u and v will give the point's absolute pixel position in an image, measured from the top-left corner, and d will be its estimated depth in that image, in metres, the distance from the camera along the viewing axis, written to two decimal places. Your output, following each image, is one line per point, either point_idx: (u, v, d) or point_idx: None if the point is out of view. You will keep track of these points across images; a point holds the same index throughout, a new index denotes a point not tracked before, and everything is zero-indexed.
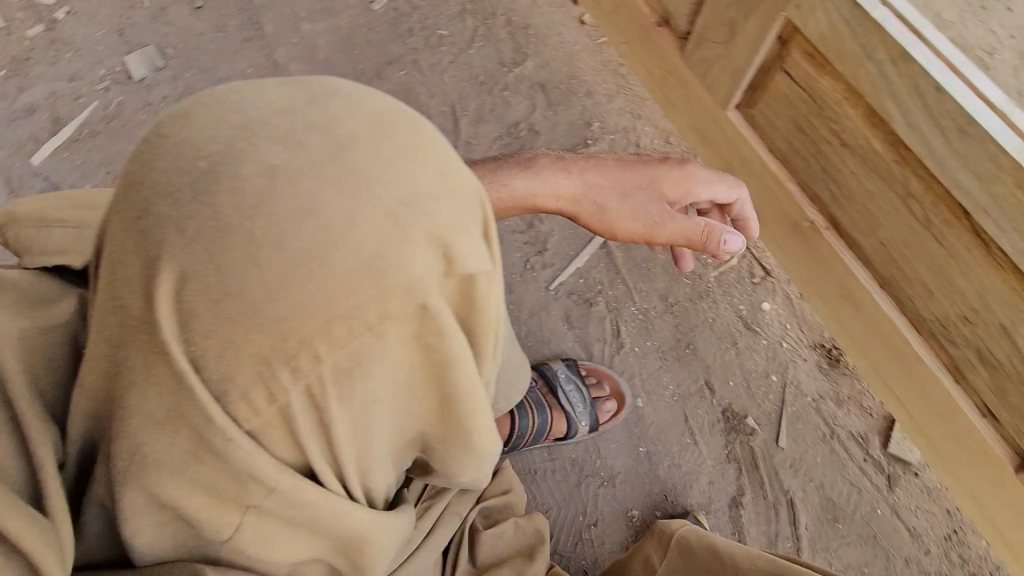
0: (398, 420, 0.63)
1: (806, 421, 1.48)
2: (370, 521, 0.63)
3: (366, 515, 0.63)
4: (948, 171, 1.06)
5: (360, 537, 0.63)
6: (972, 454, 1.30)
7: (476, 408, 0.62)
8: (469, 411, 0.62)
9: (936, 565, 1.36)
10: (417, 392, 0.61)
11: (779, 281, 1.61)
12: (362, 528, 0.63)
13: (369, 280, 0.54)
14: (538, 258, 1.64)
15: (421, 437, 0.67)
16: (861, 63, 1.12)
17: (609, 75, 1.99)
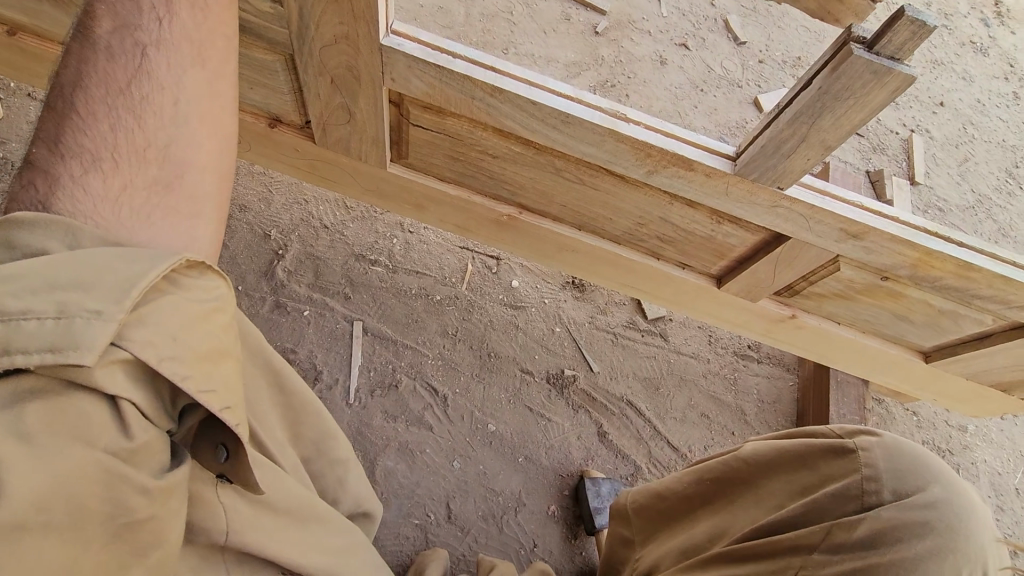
0: (269, 412, 0.87)
1: (597, 341, 1.83)
2: (353, 546, 0.89)
3: (345, 547, 0.87)
4: (586, 153, 1.22)
5: (347, 534, 0.89)
6: (714, 298, 1.61)
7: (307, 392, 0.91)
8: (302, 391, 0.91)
9: (718, 363, 1.88)
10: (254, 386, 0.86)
11: (510, 260, 1.90)
12: (349, 544, 0.88)
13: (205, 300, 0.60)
14: (320, 384, 1.59)
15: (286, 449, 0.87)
16: (469, 102, 1.19)
17: (253, 181, 1.86)
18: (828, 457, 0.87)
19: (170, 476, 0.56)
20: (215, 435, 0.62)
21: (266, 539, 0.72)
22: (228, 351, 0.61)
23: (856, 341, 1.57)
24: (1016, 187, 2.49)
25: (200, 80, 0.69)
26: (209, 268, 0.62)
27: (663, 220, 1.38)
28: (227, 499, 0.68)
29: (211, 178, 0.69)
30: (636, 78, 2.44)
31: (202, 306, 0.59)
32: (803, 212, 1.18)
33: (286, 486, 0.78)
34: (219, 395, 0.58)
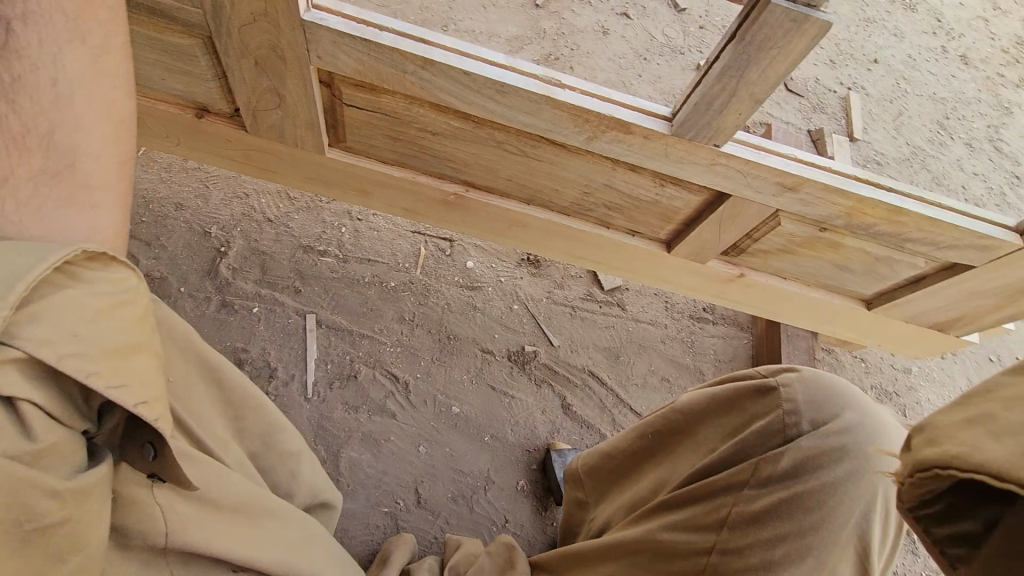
0: (204, 400, 0.88)
1: (555, 315, 1.84)
2: (312, 531, 0.91)
3: (306, 534, 0.88)
4: (525, 124, 1.20)
5: (304, 521, 0.91)
6: (665, 263, 1.63)
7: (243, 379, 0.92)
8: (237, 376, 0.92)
9: (675, 327, 1.92)
10: (183, 375, 0.86)
11: (463, 241, 1.88)
12: (308, 530, 0.90)
13: (111, 295, 0.60)
14: (275, 380, 1.55)
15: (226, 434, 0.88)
16: (401, 77, 1.16)
17: (189, 176, 1.79)
18: (754, 397, 0.89)
19: (87, 478, 0.57)
20: (141, 435, 0.64)
21: (210, 537, 0.72)
22: (141, 345, 0.61)
23: (802, 293, 1.62)
24: (948, 138, 2.57)
25: (83, 61, 0.65)
26: (112, 259, 0.62)
27: (608, 187, 1.38)
28: (163, 497, 0.68)
29: (107, 164, 0.66)
30: (580, 50, 2.42)
31: (109, 300, 0.60)
32: (741, 169, 1.20)
33: (230, 483, 0.77)
34: (133, 390, 0.58)
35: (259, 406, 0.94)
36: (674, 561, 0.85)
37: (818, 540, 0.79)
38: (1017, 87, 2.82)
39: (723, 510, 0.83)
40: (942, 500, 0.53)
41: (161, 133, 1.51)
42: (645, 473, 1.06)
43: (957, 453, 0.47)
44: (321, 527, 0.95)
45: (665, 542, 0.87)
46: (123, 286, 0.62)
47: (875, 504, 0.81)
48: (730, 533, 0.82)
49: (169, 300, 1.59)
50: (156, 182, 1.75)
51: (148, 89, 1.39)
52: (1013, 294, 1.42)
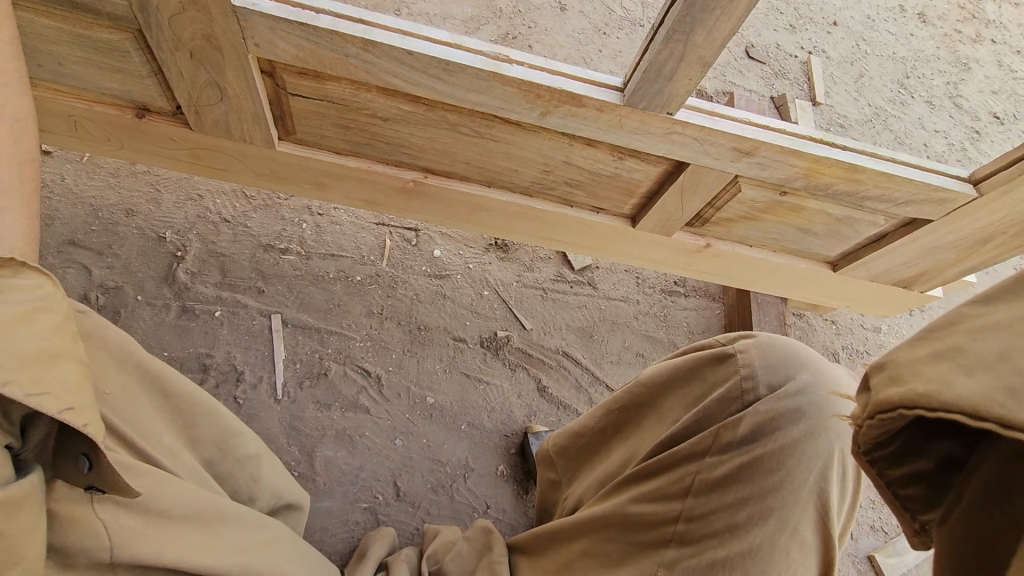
0: (149, 408, 0.86)
1: (526, 298, 1.82)
2: (272, 530, 0.91)
3: (266, 533, 0.89)
4: (476, 103, 1.17)
5: (263, 521, 0.91)
6: (631, 239, 1.62)
7: (187, 383, 0.91)
8: (178, 378, 0.90)
9: (647, 302, 1.92)
10: (120, 380, 0.85)
11: (429, 230, 1.85)
12: (268, 528, 0.90)
13: (26, 303, 0.58)
14: (243, 384, 1.52)
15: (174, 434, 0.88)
16: (345, 61, 1.11)
17: (139, 180, 1.72)
18: (713, 364, 0.89)
19: (20, 488, 0.56)
20: (73, 446, 0.63)
21: (161, 546, 0.71)
22: (64, 352, 0.60)
23: (769, 259, 1.62)
24: (907, 97, 2.59)
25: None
26: (24, 266, 0.59)
27: (567, 164, 1.36)
28: (107, 516, 0.68)
29: (6, 168, 0.65)
30: (538, 28, 2.38)
31: (22, 308, 0.57)
32: (696, 136, 1.18)
33: (180, 492, 0.77)
34: (57, 397, 0.57)
35: (204, 405, 0.92)
36: (643, 531, 0.86)
37: (779, 502, 0.79)
38: (974, 42, 2.84)
39: (687, 479, 0.84)
40: (898, 439, 0.53)
41: (102, 137, 1.45)
42: (615, 449, 1.05)
43: (925, 391, 0.46)
44: (281, 527, 0.95)
45: (632, 515, 0.87)
46: (36, 292, 0.59)
47: (833, 462, 0.81)
48: (694, 501, 0.83)
49: (124, 310, 1.53)
50: (105, 188, 1.68)
51: (82, 91, 1.33)
52: (970, 246, 1.45)
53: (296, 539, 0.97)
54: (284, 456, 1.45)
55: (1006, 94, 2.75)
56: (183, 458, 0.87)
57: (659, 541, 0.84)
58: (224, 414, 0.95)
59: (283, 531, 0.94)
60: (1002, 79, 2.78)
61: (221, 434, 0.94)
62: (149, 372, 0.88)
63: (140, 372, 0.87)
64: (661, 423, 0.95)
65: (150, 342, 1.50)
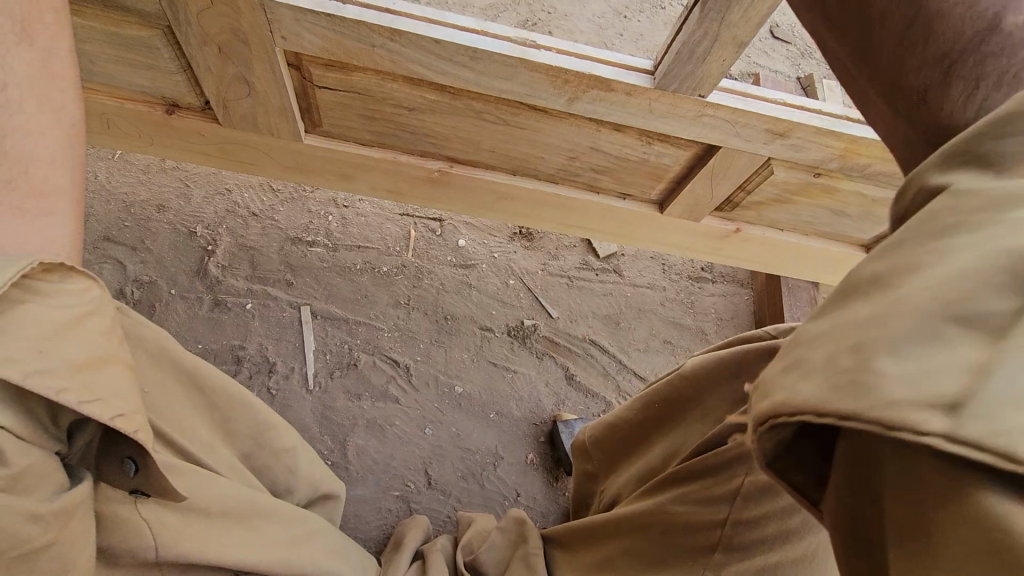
0: (187, 400, 0.88)
1: (552, 287, 1.82)
2: (311, 521, 0.94)
3: (304, 525, 0.91)
4: (502, 90, 1.16)
5: (301, 513, 0.93)
6: (658, 225, 1.60)
7: (225, 377, 0.93)
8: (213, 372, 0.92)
9: (674, 288, 1.90)
10: (162, 373, 0.87)
11: (453, 220, 1.85)
12: (307, 521, 0.93)
13: (76, 310, 0.59)
14: (275, 375, 1.54)
15: (211, 425, 0.91)
16: (370, 51, 1.11)
17: (168, 176, 1.75)
18: (765, 359, 0.86)
19: (69, 497, 0.57)
20: (119, 451, 0.64)
21: (205, 545, 0.72)
22: (113, 357, 0.61)
23: (801, 243, 1.59)
24: None
25: (32, 66, 0.64)
26: (71, 270, 0.60)
27: (594, 150, 1.34)
28: (150, 514, 0.69)
29: (63, 171, 0.65)
30: (557, 13, 2.34)
31: (71, 314, 0.58)
32: (728, 118, 1.16)
33: (218, 488, 0.78)
34: (106, 403, 0.57)
35: (240, 399, 0.94)
36: (687, 536, 0.86)
37: None
38: None
39: (735, 482, 0.80)
40: (789, 447, 0.40)
41: (134, 134, 1.48)
42: (656, 442, 1.04)
43: (813, 394, 0.35)
44: (318, 520, 0.97)
45: (677, 515, 0.87)
46: (81, 298, 0.60)
47: None
48: (743, 505, 0.81)
49: (158, 304, 1.57)
50: (137, 184, 1.72)
51: (114, 89, 1.34)
52: None
53: (335, 530, 0.99)
54: (317, 445, 1.47)
55: None
56: (219, 450, 0.88)
57: (706, 545, 0.84)
58: (258, 405, 0.97)
59: (322, 524, 0.97)
60: None
61: (259, 425, 0.96)
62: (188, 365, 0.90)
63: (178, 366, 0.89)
64: (705, 418, 0.94)
65: (184, 334, 1.54)
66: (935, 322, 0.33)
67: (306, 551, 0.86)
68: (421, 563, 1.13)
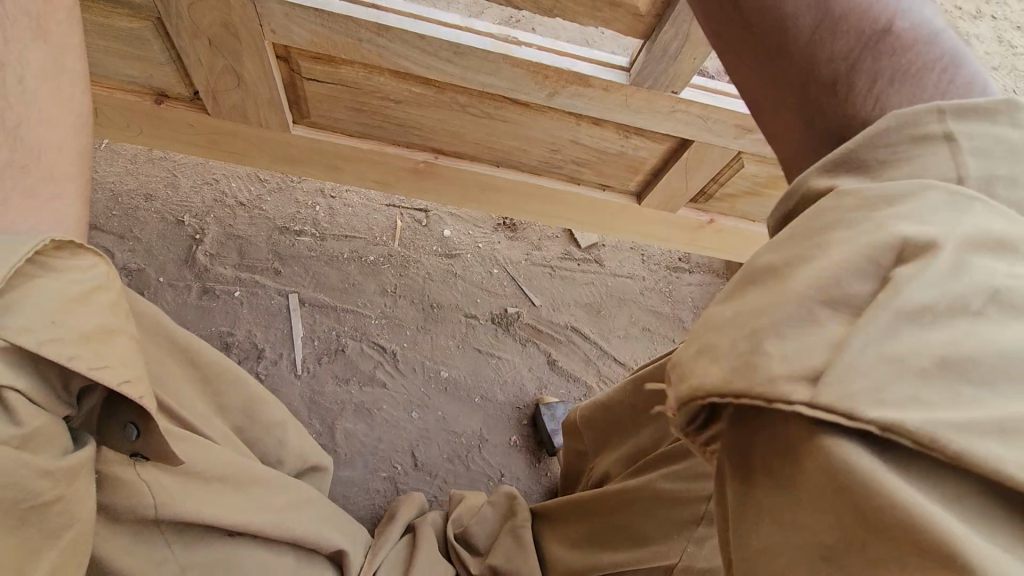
0: (181, 378, 0.93)
1: (535, 276, 1.87)
2: (303, 491, 0.98)
3: (297, 493, 0.96)
4: (486, 84, 1.21)
5: (294, 484, 0.98)
6: (637, 216, 1.67)
7: (218, 359, 0.98)
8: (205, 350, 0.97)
9: (652, 278, 1.97)
10: (157, 353, 0.91)
11: (439, 211, 1.90)
12: (300, 490, 0.98)
13: (82, 287, 0.63)
14: (264, 360, 1.58)
15: (206, 403, 0.95)
16: (358, 46, 1.15)
17: (155, 167, 1.77)
18: None
19: (77, 459, 0.61)
20: (121, 415, 0.69)
21: (203, 506, 0.77)
22: (117, 330, 0.65)
23: (772, 234, 1.67)
24: None
25: (47, 56, 0.68)
26: (79, 248, 0.64)
27: (574, 142, 1.40)
28: (149, 475, 0.74)
29: (68, 159, 0.69)
30: None
31: (78, 288, 0.62)
32: (700, 113, 1.22)
33: (211, 456, 0.83)
34: (114, 370, 0.62)
35: (232, 378, 0.99)
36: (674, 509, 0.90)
37: None
38: None
39: None
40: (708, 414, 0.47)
41: (122, 123, 1.50)
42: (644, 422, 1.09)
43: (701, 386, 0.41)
44: (312, 491, 1.01)
45: (662, 490, 0.91)
46: (86, 274, 0.64)
47: None
48: None
49: (147, 291, 1.59)
50: (124, 174, 1.73)
51: (103, 79, 1.37)
52: None
53: (327, 501, 1.04)
54: (307, 429, 1.52)
55: None
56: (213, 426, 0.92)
57: (691, 518, 0.88)
58: (250, 385, 1.02)
59: (314, 496, 1.01)
60: None
61: (252, 404, 1.00)
62: (183, 347, 0.94)
63: (173, 347, 0.93)
64: None
65: (174, 322, 1.56)
66: (817, 312, 0.39)
67: (298, 518, 0.91)
68: (411, 535, 1.18)
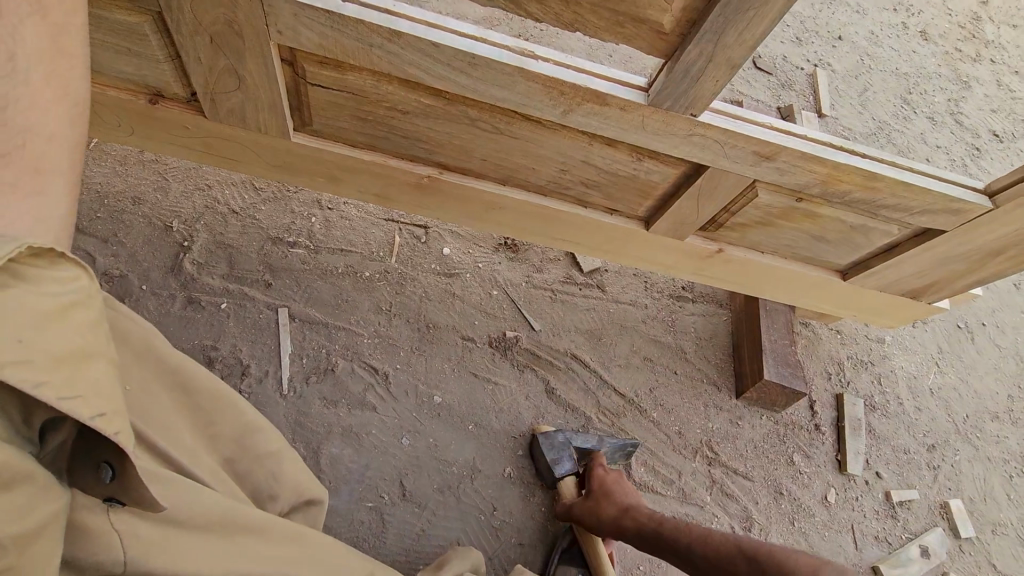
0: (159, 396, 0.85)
1: (536, 300, 1.81)
2: (304, 532, 0.88)
3: (296, 537, 0.85)
4: (499, 98, 1.16)
5: (296, 529, 0.87)
6: (644, 242, 1.62)
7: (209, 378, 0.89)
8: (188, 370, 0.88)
9: (655, 306, 1.91)
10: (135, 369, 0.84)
11: (439, 228, 1.83)
12: (301, 532, 0.87)
13: (57, 304, 0.56)
14: (248, 378, 1.49)
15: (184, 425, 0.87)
16: (368, 52, 1.10)
17: (146, 170, 1.69)
18: None
19: (36, 517, 0.54)
20: (95, 454, 0.60)
21: (176, 557, 0.68)
22: (97, 352, 0.59)
23: (781, 266, 1.62)
24: (911, 113, 2.62)
25: (43, 38, 0.62)
26: (64, 257, 0.59)
27: (584, 163, 1.36)
28: (122, 525, 0.65)
29: (62, 149, 0.62)
30: (549, 31, 2.36)
31: (54, 302, 0.56)
32: (717, 138, 1.18)
33: (198, 500, 0.74)
34: (86, 401, 0.55)
35: (218, 399, 0.90)
36: None
37: None
38: (975, 61, 2.85)
39: None
40: None
41: (113, 123, 1.43)
42: None
43: None
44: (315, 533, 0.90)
45: None
46: (62, 289, 0.57)
47: None
48: None
49: (129, 299, 1.51)
50: (112, 175, 1.66)
51: (97, 74, 1.31)
52: (978, 258, 1.46)
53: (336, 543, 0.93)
54: None
55: (1006, 113, 2.78)
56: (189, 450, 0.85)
57: None
58: (240, 408, 0.93)
59: (320, 541, 0.90)
60: (1000, 100, 2.80)
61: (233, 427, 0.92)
62: (161, 362, 0.86)
63: (151, 361, 0.85)
64: None
65: None
66: None
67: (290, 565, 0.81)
68: None
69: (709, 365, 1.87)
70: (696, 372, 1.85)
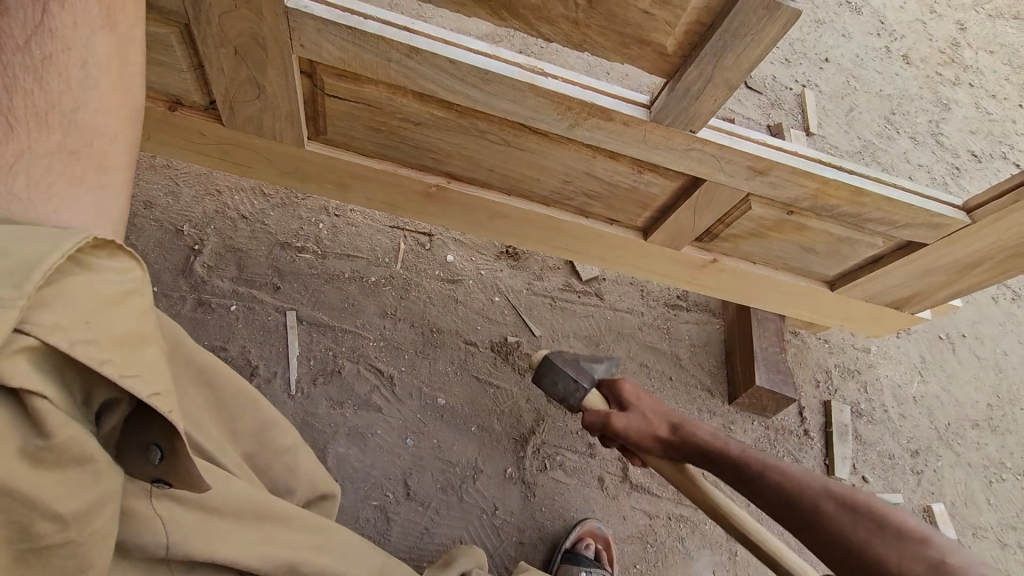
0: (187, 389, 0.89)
1: (536, 307, 1.86)
2: (325, 525, 0.92)
3: (319, 530, 0.90)
4: (510, 112, 1.23)
5: (319, 521, 0.91)
6: (641, 252, 1.68)
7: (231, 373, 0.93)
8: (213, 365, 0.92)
9: (651, 313, 1.97)
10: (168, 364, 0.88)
11: (443, 235, 1.88)
12: (322, 524, 0.91)
13: (116, 289, 0.61)
14: (257, 378, 1.53)
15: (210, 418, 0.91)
16: (386, 66, 1.16)
17: (158, 174, 1.73)
18: None
19: (94, 493, 0.58)
20: (144, 436, 0.65)
21: (210, 544, 0.73)
22: (149, 336, 0.63)
23: (772, 276, 1.70)
24: (894, 132, 2.73)
25: (109, 43, 0.68)
26: (117, 247, 0.63)
27: (587, 175, 1.42)
28: (164, 511, 0.70)
29: (123, 146, 0.68)
30: (549, 47, 2.44)
31: (113, 289, 0.61)
32: (714, 153, 1.25)
33: (230, 488, 0.79)
34: (144, 380, 0.60)
35: (242, 394, 0.94)
36: None
37: None
38: (954, 84, 2.98)
39: None
40: None
41: None
42: None
43: None
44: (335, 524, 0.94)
45: None
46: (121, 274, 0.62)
47: None
48: None
49: None
50: None
51: None
52: (957, 271, 1.54)
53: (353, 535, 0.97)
54: None
55: (983, 134, 2.90)
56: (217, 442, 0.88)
57: None
58: (258, 404, 0.97)
59: (341, 534, 0.94)
60: (978, 121, 2.92)
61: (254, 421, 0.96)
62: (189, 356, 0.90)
63: (183, 353, 0.89)
64: None
65: None
66: None
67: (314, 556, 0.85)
68: None
69: (703, 371, 1.93)
70: (690, 378, 1.91)
